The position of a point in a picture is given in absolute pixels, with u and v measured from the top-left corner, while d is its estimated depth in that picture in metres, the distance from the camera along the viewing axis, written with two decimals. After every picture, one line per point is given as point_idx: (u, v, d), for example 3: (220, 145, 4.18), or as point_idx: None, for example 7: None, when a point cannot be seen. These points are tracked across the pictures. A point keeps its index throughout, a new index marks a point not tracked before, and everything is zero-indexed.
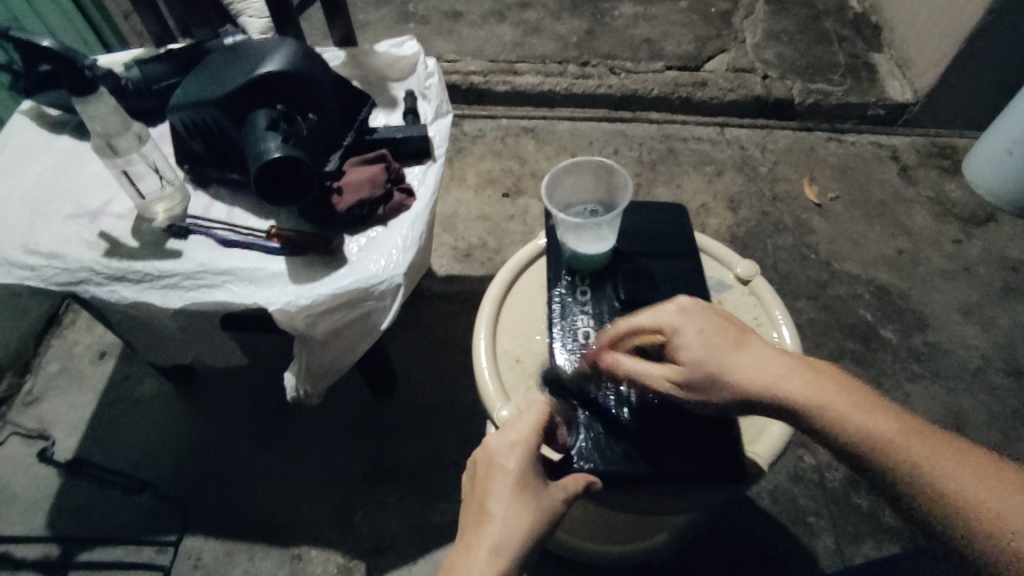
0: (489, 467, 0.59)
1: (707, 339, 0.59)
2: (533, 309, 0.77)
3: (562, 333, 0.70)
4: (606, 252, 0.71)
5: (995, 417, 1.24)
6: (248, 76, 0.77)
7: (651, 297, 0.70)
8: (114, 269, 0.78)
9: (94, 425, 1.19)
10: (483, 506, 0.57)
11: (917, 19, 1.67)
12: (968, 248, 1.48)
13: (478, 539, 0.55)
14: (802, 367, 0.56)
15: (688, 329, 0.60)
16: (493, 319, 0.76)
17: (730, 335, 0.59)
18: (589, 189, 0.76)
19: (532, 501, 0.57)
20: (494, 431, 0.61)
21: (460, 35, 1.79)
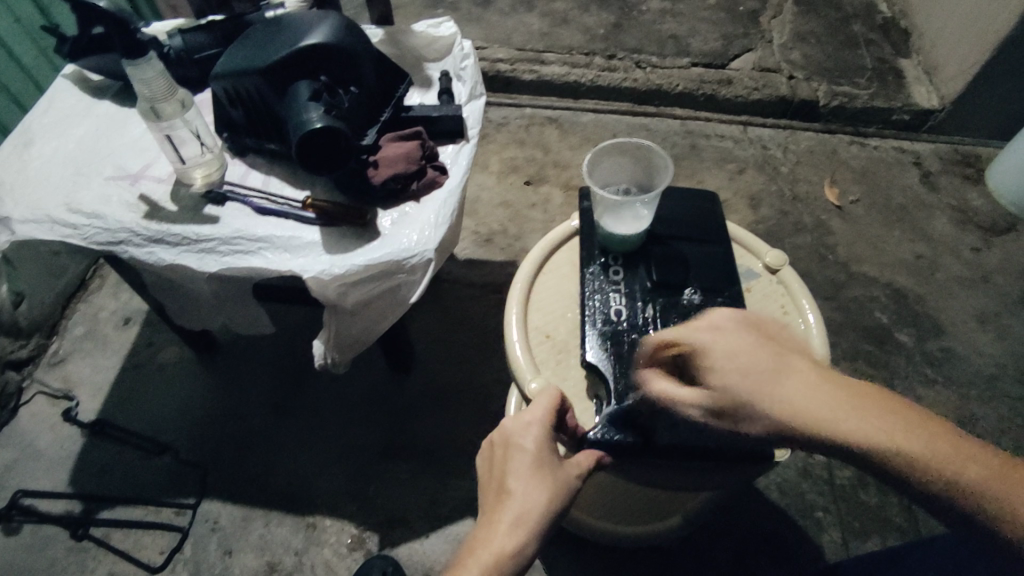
0: (506, 447, 0.60)
1: (741, 361, 0.54)
2: (564, 287, 0.77)
3: (593, 312, 0.70)
4: (642, 233, 0.72)
5: (1009, 426, 1.23)
6: (293, 48, 0.78)
7: (682, 281, 0.71)
8: (153, 231, 0.80)
9: (118, 388, 1.21)
10: (502, 483, 0.58)
11: (948, 25, 1.66)
12: (988, 257, 1.48)
13: (497, 512, 0.56)
14: (854, 397, 0.50)
15: (719, 349, 0.55)
16: (524, 295, 0.76)
17: (768, 353, 0.54)
18: (625, 172, 0.77)
19: (550, 476, 0.58)
20: (509, 415, 0.63)
21: (489, 22, 1.80)
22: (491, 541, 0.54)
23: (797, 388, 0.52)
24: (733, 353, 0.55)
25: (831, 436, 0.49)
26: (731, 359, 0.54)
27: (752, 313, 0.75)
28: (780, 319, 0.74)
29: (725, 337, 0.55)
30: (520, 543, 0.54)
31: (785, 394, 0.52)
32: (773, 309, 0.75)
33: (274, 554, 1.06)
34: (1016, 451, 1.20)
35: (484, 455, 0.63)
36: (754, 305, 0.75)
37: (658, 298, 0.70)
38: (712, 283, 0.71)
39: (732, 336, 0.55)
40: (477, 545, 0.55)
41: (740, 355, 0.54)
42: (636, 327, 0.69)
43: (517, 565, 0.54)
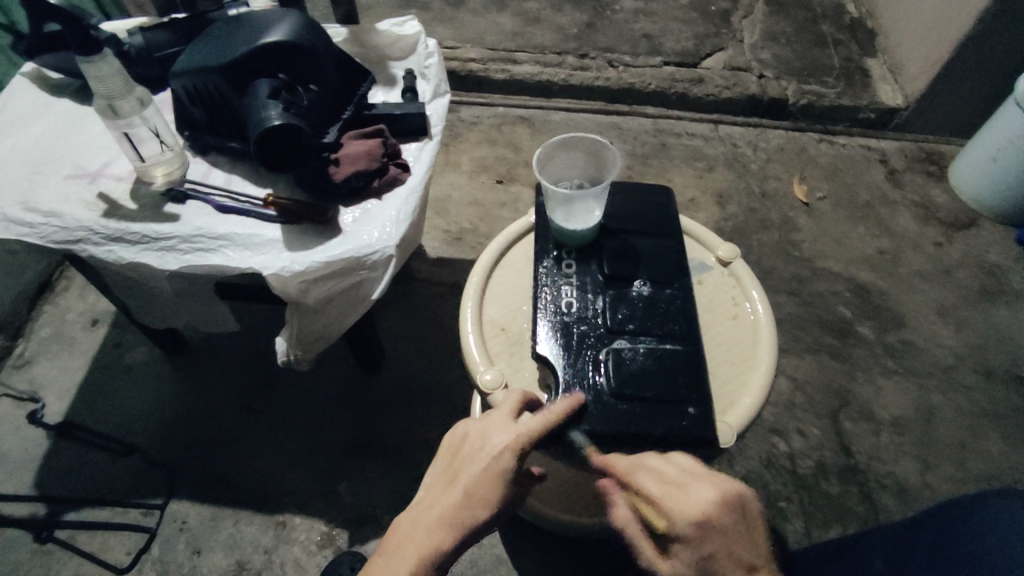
0: (476, 447, 0.59)
1: (704, 569, 0.51)
2: (521, 281, 0.78)
3: (545, 304, 0.71)
4: (594, 228, 0.73)
5: (967, 415, 1.26)
6: (251, 46, 0.78)
7: (633, 274, 0.73)
8: (112, 229, 0.79)
9: (84, 389, 1.20)
10: (456, 477, 0.58)
11: (912, 26, 1.70)
12: (949, 251, 1.52)
13: (442, 501, 0.57)
14: None
15: (697, 543, 0.52)
16: (480, 289, 0.77)
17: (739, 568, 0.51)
18: (579, 167, 0.78)
19: (499, 490, 0.56)
20: (495, 416, 0.61)
21: (462, 22, 1.81)
22: (427, 535, 0.56)
23: None
24: (703, 554, 0.51)
25: None
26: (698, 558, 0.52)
27: (703, 305, 0.76)
28: (730, 310, 0.76)
29: (704, 534, 0.52)
30: (454, 543, 0.56)
31: None
32: (725, 301, 0.76)
33: (243, 553, 1.06)
34: (973, 439, 1.23)
35: (455, 442, 0.62)
36: (705, 297, 0.77)
37: (610, 291, 0.72)
38: (663, 276, 0.73)
39: (710, 536, 0.51)
40: (411, 520, 0.58)
41: (707, 559, 0.51)
42: (588, 319, 0.70)
43: (445, 563, 0.56)
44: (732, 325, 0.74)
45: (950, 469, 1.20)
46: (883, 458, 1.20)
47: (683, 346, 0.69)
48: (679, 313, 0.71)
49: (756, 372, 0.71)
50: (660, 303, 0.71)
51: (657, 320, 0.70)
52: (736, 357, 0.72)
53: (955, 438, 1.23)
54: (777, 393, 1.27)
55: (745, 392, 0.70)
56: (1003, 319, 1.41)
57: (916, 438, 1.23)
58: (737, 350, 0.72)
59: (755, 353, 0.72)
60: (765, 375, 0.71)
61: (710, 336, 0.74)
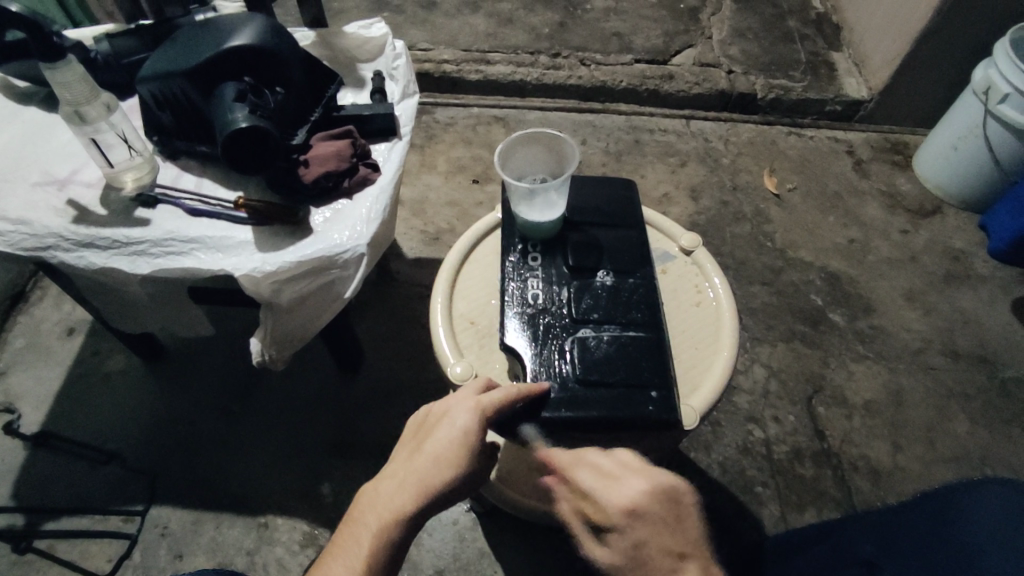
0: (441, 419, 0.62)
1: (635, 555, 0.54)
2: (489, 275, 0.80)
3: (512, 296, 0.73)
4: (557, 220, 0.75)
5: (934, 396, 1.30)
6: (216, 50, 0.79)
7: (597, 264, 0.75)
8: (83, 235, 0.80)
9: (61, 399, 1.20)
10: (421, 446, 0.60)
11: (873, 20, 1.75)
12: (915, 238, 1.56)
13: (410, 469, 0.59)
14: None
15: (627, 531, 0.55)
16: (449, 284, 0.78)
17: (669, 553, 0.53)
18: (542, 162, 0.80)
19: (468, 456, 0.59)
20: (456, 392, 0.64)
21: (435, 25, 1.83)
22: (390, 500, 0.58)
23: None
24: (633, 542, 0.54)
25: None
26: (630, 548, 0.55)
27: (668, 292, 0.78)
28: (694, 297, 0.78)
29: (632, 521, 0.55)
30: (416, 508, 0.58)
31: None
32: (688, 288, 0.79)
33: (226, 555, 1.06)
34: (939, 419, 1.27)
35: (420, 419, 0.65)
36: (669, 285, 0.79)
37: (575, 282, 0.74)
38: (625, 265, 0.75)
39: (641, 524, 0.54)
40: (379, 492, 0.59)
41: (637, 546, 0.54)
42: (553, 310, 0.72)
43: (406, 531, 0.58)
44: (696, 311, 0.77)
45: (918, 448, 1.23)
46: (855, 442, 1.24)
47: (645, 332, 0.70)
48: (642, 300, 0.73)
49: (719, 354, 0.73)
50: (623, 292, 0.73)
51: (620, 308, 0.72)
52: (699, 342, 0.74)
53: (922, 418, 1.27)
54: (751, 381, 1.30)
55: (709, 375, 0.72)
56: (967, 301, 1.45)
57: (886, 420, 1.27)
58: (701, 335, 0.75)
59: (718, 338, 0.75)
60: (727, 358, 0.73)
61: (675, 322, 0.76)
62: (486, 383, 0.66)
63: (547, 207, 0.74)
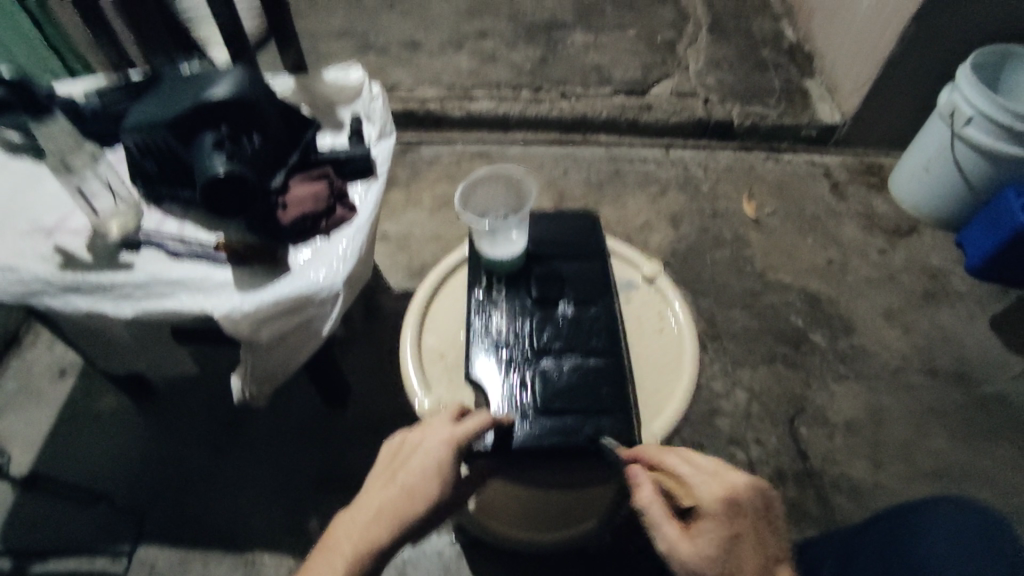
0: (414, 450, 0.63)
1: (728, 546, 0.56)
2: (458, 309, 0.82)
3: (478, 330, 0.75)
4: (517, 256, 0.77)
5: (915, 414, 1.31)
6: (196, 100, 0.83)
7: (561, 295, 0.77)
8: (69, 281, 0.83)
9: (52, 440, 1.21)
10: (396, 476, 0.62)
11: (843, 48, 1.81)
12: (892, 258, 1.59)
13: (383, 499, 0.61)
14: None
15: (724, 522, 0.57)
16: (418, 318, 0.81)
17: (758, 553, 0.56)
18: (503, 198, 0.83)
19: (439, 487, 0.60)
20: (431, 422, 0.65)
21: (419, 64, 1.90)
22: (365, 530, 0.59)
23: None
24: (728, 534, 0.57)
25: None
26: (722, 538, 0.57)
27: (631, 320, 0.81)
28: (657, 324, 0.80)
29: (733, 512, 0.58)
30: (390, 539, 0.59)
31: None
32: (651, 316, 0.81)
33: None
34: (920, 438, 1.28)
35: (394, 446, 0.66)
36: (632, 313, 0.81)
37: (538, 314, 0.76)
38: (588, 295, 0.77)
39: (739, 515, 0.58)
40: (354, 521, 0.61)
41: (731, 538, 0.57)
42: (517, 341, 0.74)
43: (381, 560, 0.60)
44: (659, 338, 0.79)
45: (900, 467, 1.24)
46: (838, 462, 1.24)
47: (607, 361, 0.73)
48: (605, 329, 0.75)
49: (681, 379, 0.75)
50: (585, 322, 0.75)
51: (582, 337, 0.75)
52: (662, 367, 0.77)
53: (904, 437, 1.28)
54: (733, 405, 1.31)
55: (671, 400, 0.74)
56: (945, 318, 1.47)
57: (868, 439, 1.28)
58: (664, 361, 0.77)
59: (681, 364, 0.77)
60: (687, 384, 0.75)
61: (638, 349, 0.78)
62: (460, 412, 0.67)
63: (509, 244, 0.77)
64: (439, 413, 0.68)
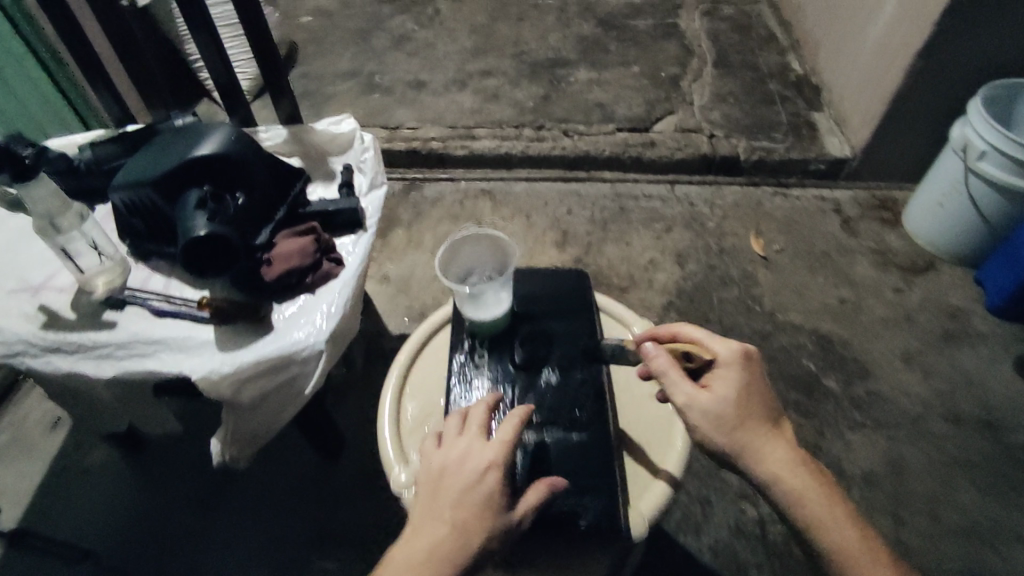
0: (457, 479, 0.61)
1: (737, 385, 0.71)
2: (439, 371, 0.80)
3: (458, 395, 0.73)
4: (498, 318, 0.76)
5: (937, 466, 1.24)
6: (182, 159, 0.82)
7: (546, 355, 0.76)
8: (50, 340, 0.82)
9: (43, 493, 1.20)
10: (444, 512, 0.60)
11: (851, 81, 1.78)
12: (909, 296, 1.53)
13: (437, 537, 0.59)
14: (793, 459, 0.69)
15: (735, 370, 0.72)
16: (399, 386, 0.78)
17: (759, 391, 0.71)
18: (491, 257, 0.81)
19: (494, 517, 0.59)
20: (467, 444, 0.64)
21: (422, 104, 1.91)
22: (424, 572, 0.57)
23: (760, 429, 0.69)
24: (739, 379, 0.71)
25: (763, 464, 0.68)
26: (733, 380, 0.71)
27: (621, 385, 0.82)
28: (647, 388, 0.83)
29: (740, 361, 0.72)
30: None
31: (752, 420, 0.70)
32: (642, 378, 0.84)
33: None
34: (944, 492, 1.21)
35: (433, 472, 0.62)
36: (622, 377, 0.83)
37: (520, 378, 0.75)
38: (570, 360, 0.76)
39: (745, 364, 0.72)
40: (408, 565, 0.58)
41: (740, 380, 0.71)
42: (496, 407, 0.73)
43: None
44: (650, 401, 0.81)
45: (924, 525, 1.17)
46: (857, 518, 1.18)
47: (592, 436, 0.72)
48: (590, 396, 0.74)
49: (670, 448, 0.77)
50: (570, 386, 0.74)
51: (567, 406, 0.74)
52: (651, 435, 0.78)
53: (926, 491, 1.21)
54: None
55: (662, 472, 0.75)
56: (967, 361, 1.40)
57: (888, 493, 1.21)
58: (655, 429, 0.79)
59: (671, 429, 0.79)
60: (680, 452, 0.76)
61: (629, 413, 0.80)
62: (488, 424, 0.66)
63: (489, 313, 0.76)
64: (466, 423, 0.67)
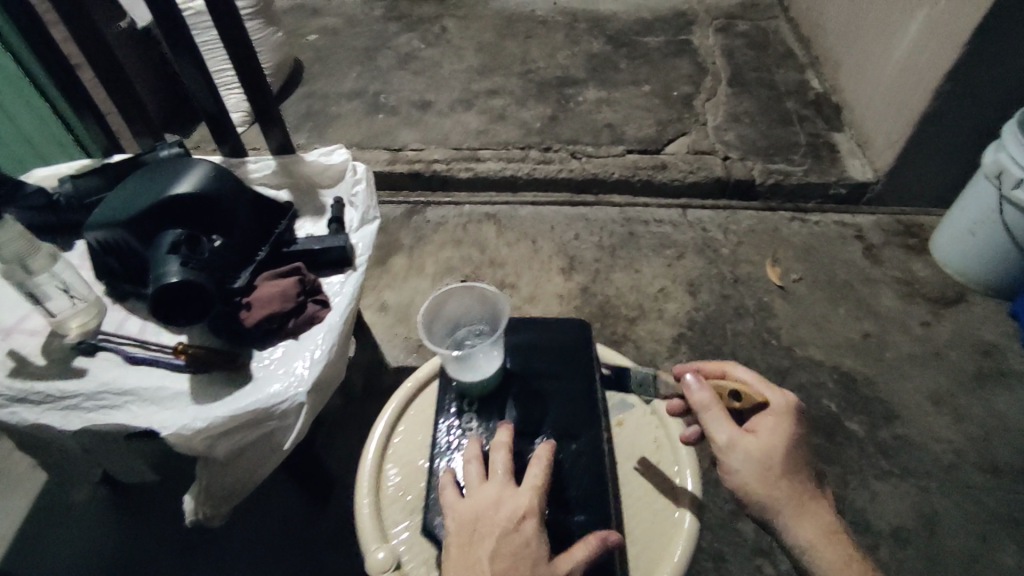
0: (492, 526, 0.63)
1: (782, 435, 0.71)
2: (420, 437, 0.82)
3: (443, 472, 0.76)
4: (484, 377, 0.78)
5: (972, 520, 1.15)
6: (155, 199, 0.78)
7: (537, 428, 0.77)
8: (17, 389, 0.76)
9: (23, 533, 1.15)
10: (482, 560, 0.60)
11: (873, 101, 1.70)
12: (937, 331, 1.44)
13: None
14: (823, 517, 0.69)
15: (782, 420, 0.72)
16: (381, 451, 0.81)
17: (801, 446, 0.71)
18: (478, 312, 0.85)
19: (534, 561, 0.60)
20: (497, 490, 0.66)
21: (427, 124, 1.87)
22: None
23: (798, 484, 0.70)
24: (785, 430, 0.71)
25: (792, 517, 0.69)
26: (779, 431, 0.71)
27: (624, 447, 0.82)
28: (652, 456, 0.81)
29: (789, 412, 0.72)
30: None
31: (790, 474, 0.70)
32: (646, 442, 0.82)
33: None
34: (980, 550, 1.12)
35: (466, 521, 0.64)
36: (626, 438, 0.82)
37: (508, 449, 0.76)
38: (565, 430, 0.77)
39: (794, 416, 0.72)
40: None
41: (785, 430, 0.71)
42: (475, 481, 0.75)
43: None
44: (653, 473, 0.79)
45: None
46: None
47: (592, 518, 0.70)
48: (579, 471, 0.74)
49: (676, 529, 0.74)
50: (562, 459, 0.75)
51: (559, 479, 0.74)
52: (654, 513, 0.76)
53: (961, 549, 1.12)
54: None
55: (667, 556, 0.72)
56: (1002, 403, 1.31)
57: (919, 550, 1.12)
58: (656, 498, 0.77)
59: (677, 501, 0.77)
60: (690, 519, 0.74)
61: (627, 485, 0.78)
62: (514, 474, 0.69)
63: (475, 371, 0.78)
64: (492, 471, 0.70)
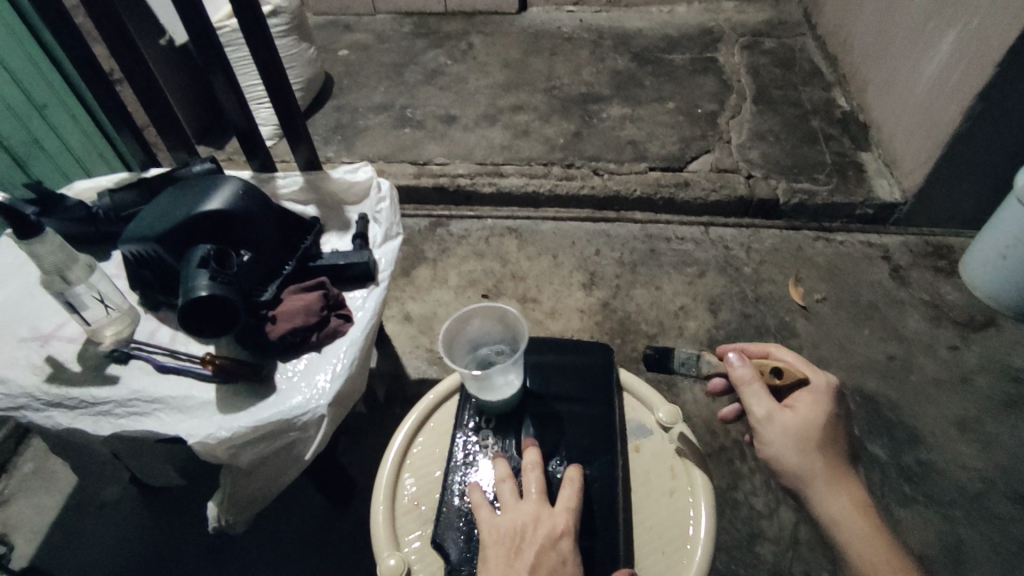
0: (532, 543, 0.65)
1: (818, 412, 0.75)
2: (436, 452, 0.83)
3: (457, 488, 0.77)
4: (503, 398, 0.80)
5: (1000, 552, 1.12)
6: (189, 215, 0.81)
7: (550, 451, 0.79)
8: (53, 395, 0.79)
9: (56, 530, 1.18)
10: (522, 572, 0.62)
11: (900, 122, 1.68)
12: (966, 356, 1.40)
13: None
14: (851, 492, 0.73)
15: (821, 399, 0.76)
16: (399, 462, 0.82)
17: (837, 424, 0.75)
18: (500, 333, 0.86)
19: None
20: (535, 509, 0.69)
21: (452, 138, 1.90)
22: None
23: (830, 460, 0.74)
24: (823, 408, 0.76)
25: (819, 484, 0.73)
26: (817, 408, 0.76)
27: (640, 474, 0.81)
28: (668, 484, 0.80)
29: (828, 393, 0.77)
30: None
31: (824, 450, 0.74)
32: (662, 470, 0.81)
33: None
34: None
35: (505, 535, 0.66)
36: (642, 463, 0.82)
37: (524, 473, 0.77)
38: (580, 454, 0.78)
39: (832, 396, 0.77)
40: None
41: (822, 408, 0.76)
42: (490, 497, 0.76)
43: None
44: (668, 502, 0.78)
45: None
46: None
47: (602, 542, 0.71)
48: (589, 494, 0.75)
49: (687, 561, 0.73)
50: None
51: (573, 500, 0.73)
52: (665, 546, 0.75)
53: None
54: (778, 527, 1.14)
55: None
56: None
57: None
58: (670, 527, 0.76)
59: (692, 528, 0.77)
60: (702, 544, 0.74)
61: (641, 509, 0.78)
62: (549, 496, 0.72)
63: (494, 393, 0.80)
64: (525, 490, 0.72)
